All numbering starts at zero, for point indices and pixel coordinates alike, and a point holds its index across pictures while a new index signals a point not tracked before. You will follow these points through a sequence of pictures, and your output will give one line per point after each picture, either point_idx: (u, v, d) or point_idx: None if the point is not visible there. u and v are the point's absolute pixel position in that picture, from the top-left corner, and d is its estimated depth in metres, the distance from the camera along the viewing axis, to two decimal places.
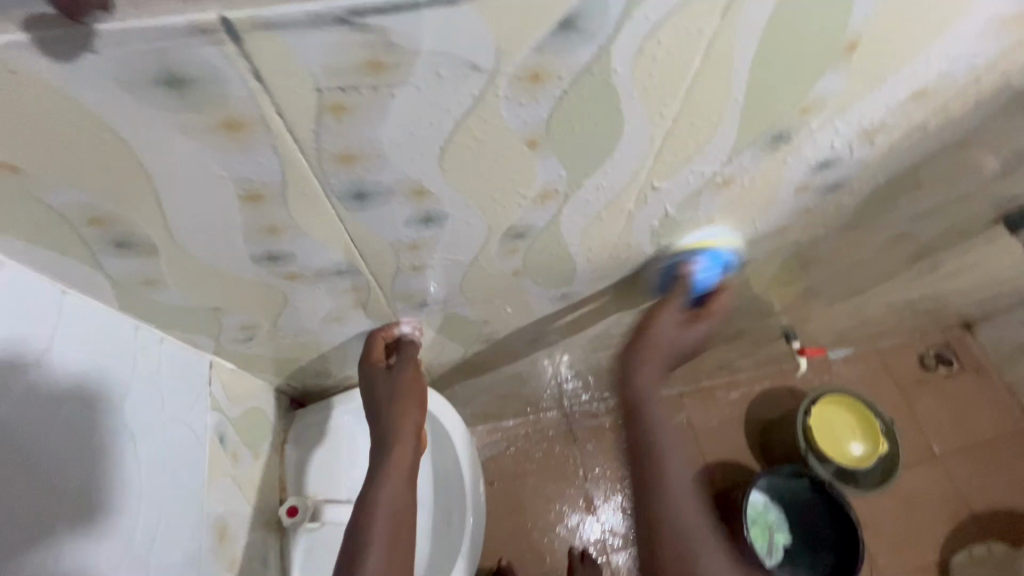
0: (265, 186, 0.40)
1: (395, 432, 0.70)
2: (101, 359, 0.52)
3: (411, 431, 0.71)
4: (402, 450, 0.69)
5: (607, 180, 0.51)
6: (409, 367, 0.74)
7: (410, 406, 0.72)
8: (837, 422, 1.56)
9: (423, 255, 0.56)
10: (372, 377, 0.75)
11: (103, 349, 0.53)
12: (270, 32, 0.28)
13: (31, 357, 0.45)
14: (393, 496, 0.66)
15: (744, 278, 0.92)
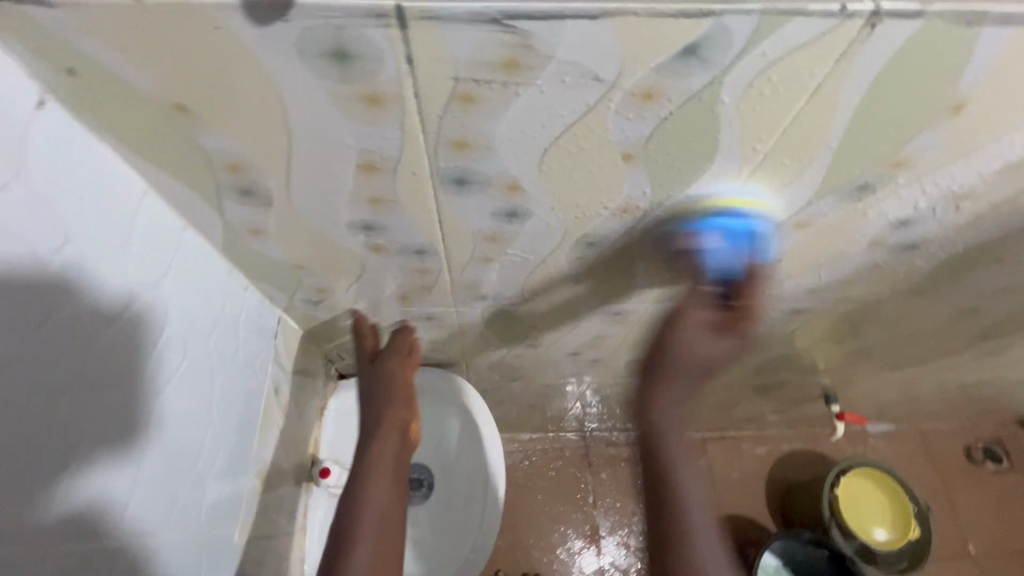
0: (381, 159, 0.44)
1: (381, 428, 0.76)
2: (203, 290, 0.58)
3: (395, 430, 0.76)
4: (386, 447, 0.74)
5: (687, 204, 0.53)
6: (393, 362, 0.78)
7: (394, 405, 0.77)
8: (863, 498, 1.49)
9: (497, 248, 0.60)
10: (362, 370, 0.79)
11: (206, 282, 0.58)
12: (432, 23, 0.32)
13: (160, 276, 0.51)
14: (381, 497, 0.71)
15: (796, 327, 0.92)
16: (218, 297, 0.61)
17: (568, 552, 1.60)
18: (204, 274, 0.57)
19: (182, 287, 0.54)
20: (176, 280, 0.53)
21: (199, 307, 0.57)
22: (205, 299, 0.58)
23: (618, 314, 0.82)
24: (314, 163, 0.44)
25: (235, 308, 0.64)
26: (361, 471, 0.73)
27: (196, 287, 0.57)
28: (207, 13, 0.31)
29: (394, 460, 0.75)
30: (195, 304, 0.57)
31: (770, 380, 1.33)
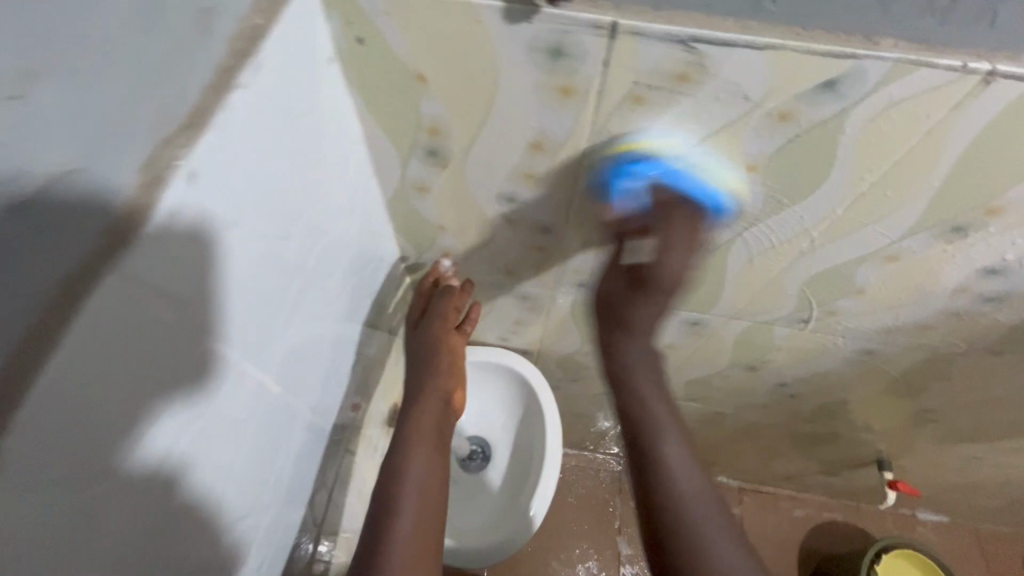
0: (551, 140, 0.55)
1: (422, 394, 0.85)
2: (298, 163, 0.48)
3: (436, 395, 0.85)
4: (427, 412, 0.83)
5: (791, 220, 0.61)
6: (436, 322, 0.86)
7: (436, 373, 0.87)
8: None
9: (613, 237, 0.69)
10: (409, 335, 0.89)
11: (307, 156, 0.49)
12: (635, 36, 0.43)
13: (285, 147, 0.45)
14: (419, 465, 0.76)
15: (863, 370, 0.95)
16: (365, 246, 0.70)
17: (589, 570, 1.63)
18: (364, 221, 0.67)
19: (347, 232, 0.63)
20: (347, 225, 0.62)
21: (351, 253, 0.66)
22: (358, 246, 0.67)
23: (696, 325, 0.90)
24: (496, 135, 0.56)
25: (376, 254, 0.76)
26: (402, 439, 0.79)
27: (354, 234, 0.65)
28: (475, 10, 0.43)
29: (435, 426, 0.82)
30: (350, 250, 0.65)
31: (823, 430, 1.35)
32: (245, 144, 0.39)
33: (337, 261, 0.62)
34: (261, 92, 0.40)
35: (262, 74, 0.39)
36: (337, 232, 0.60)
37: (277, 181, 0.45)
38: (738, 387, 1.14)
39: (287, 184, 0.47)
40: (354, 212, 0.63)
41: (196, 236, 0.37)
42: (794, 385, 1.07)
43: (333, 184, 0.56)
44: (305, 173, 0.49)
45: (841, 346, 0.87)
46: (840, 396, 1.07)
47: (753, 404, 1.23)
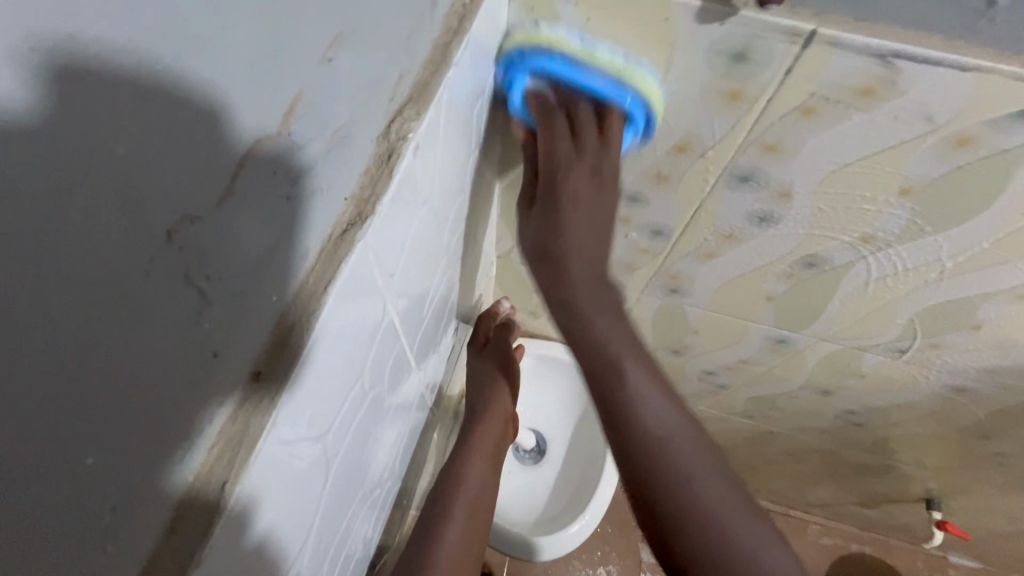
0: (697, 145, 0.54)
1: (486, 407, 0.83)
2: (436, 215, 0.49)
3: (498, 416, 0.84)
4: (489, 430, 0.82)
5: (925, 249, 0.59)
6: (500, 351, 0.85)
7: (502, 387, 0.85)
8: None
9: (726, 247, 0.68)
10: (472, 357, 0.87)
11: (443, 207, 0.51)
12: (831, 47, 0.41)
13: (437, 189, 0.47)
14: (476, 474, 0.78)
15: (947, 406, 0.93)
16: (468, 258, 0.70)
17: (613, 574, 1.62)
18: (474, 234, 0.68)
19: (460, 248, 0.63)
20: (461, 244, 0.63)
21: (459, 267, 0.67)
22: (463, 262, 0.68)
23: (781, 343, 0.88)
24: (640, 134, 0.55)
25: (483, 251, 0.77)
26: (462, 447, 0.80)
27: (466, 248, 0.66)
28: (666, 6, 0.42)
29: (494, 446, 0.82)
30: (456, 267, 0.65)
31: (877, 462, 1.32)
32: (431, 157, 0.42)
33: (447, 280, 0.62)
34: (450, 106, 0.42)
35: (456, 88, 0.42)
36: (452, 251, 0.60)
37: (430, 203, 0.46)
38: (802, 409, 1.12)
39: (433, 208, 0.48)
40: (473, 222, 0.65)
41: (388, 241, 0.40)
42: (865, 413, 1.05)
43: (460, 205, 0.56)
44: (444, 199, 0.50)
45: (933, 379, 0.85)
46: (909, 428, 1.05)
47: (813, 428, 1.21)
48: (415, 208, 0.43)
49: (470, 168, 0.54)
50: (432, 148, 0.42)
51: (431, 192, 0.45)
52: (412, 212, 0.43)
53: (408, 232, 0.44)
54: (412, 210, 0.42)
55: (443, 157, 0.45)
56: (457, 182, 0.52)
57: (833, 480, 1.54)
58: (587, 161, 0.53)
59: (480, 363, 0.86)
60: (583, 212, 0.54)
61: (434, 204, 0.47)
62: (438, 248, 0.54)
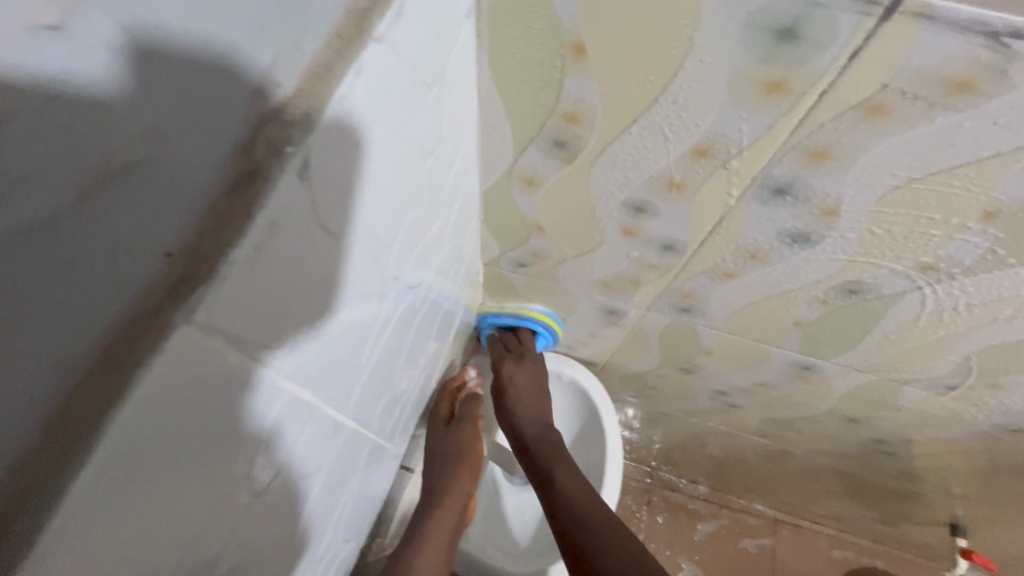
0: (721, 148, 0.42)
1: (445, 490, 0.81)
2: (382, 278, 0.45)
3: (459, 500, 0.82)
4: (445, 518, 0.79)
5: (1005, 283, 0.46)
6: (467, 429, 0.84)
7: (464, 471, 0.82)
8: None
9: (749, 266, 0.57)
10: (437, 433, 0.84)
11: (390, 274, 0.47)
12: (920, 23, 0.29)
13: (380, 245, 0.42)
14: (431, 560, 0.75)
15: (994, 443, 0.81)
16: (425, 336, 0.66)
17: None
18: (427, 315, 0.63)
19: (405, 343, 0.59)
20: (405, 338, 0.58)
21: (411, 354, 0.63)
22: (415, 350, 0.64)
23: (805, 369, 0.77)
24: (649, 132, 0.43)
25: (459, 270, 0.68)
26: (418, 531, 0.77)
27: (419, 330, 0.62)
28: None
29: (450, 531, 0.79)
30: (406, 357, 0.61)
31: (901, 486, 1.21)
32: (337, 166, 0.31)
33: (391, 376, 0.58)
34: (363, 95, 0.31)
35: (371, 72, 0.31)
36: (394, 353, 0.56)
37: (342, 311, 0.39)
38: (824, 432, 1.01)
39: (345, 311, 0.40)
40: (427, 299, 0.61)
41: (289, 285, 0.31)
42: (894, 442, 0.94)
43: (391, 294, 0.49)
44: (366, 324, 0.45)
45: (982, 417, 0.74)
46: (946, 457, 0.94)
47: (834, 451, 1.11)
48: (316, 338, 0.37)
49: (404, 259, 0.49)
50: (336, 156, 0.31)
51: (346, 214, 0.35)
52: (319, 257, 0.33)
53: (315, 365, 0.38)
54: (310, 264, 0.33)
55: (362, 164, 0.34)
56: (394, 202, 0.42)
57: (851, 497, 1.43)
58: (525, 366, 0.89)
59: (444, 441, 0.83)
60: (525, 382, 0.88)
61: (351, 340, 0.43)
62: (365, 374, 0.50)
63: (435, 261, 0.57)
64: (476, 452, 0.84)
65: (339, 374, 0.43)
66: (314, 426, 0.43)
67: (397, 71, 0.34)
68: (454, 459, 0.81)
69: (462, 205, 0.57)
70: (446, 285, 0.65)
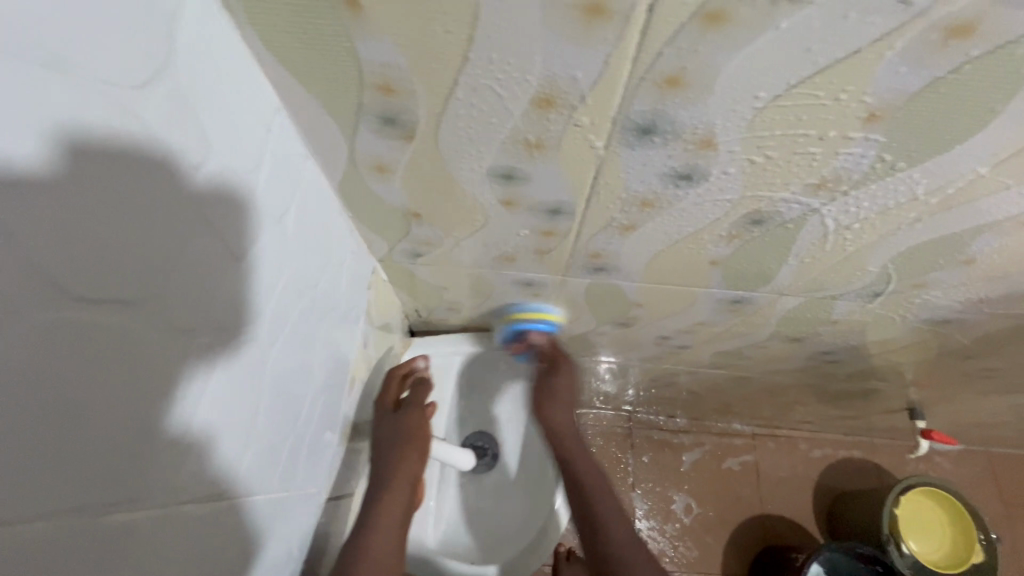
0: (565, 97, 0.36)
1: (392, 477, 0.76)
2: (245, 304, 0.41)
3: (407, 481, 0.77)
4: (395, 499, 0.75)
5: (905, 186, 0.43)
6: (414, 416, 0.80)
7: (410, 455, 0.78)
8: (921, 515, 1.47)
9: (645, 216, 0.51)
10: (383, 423, 0.80)
11: (256, 297, 0.42)
12: None
13: (217, 270, 0.37)
14: (384, 542, 0.71)
15: (929, 336, 0.81)
16: (321, 346, 0.58)
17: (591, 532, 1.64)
18: (312, 320, 0.54)
19: (291, 353, 0.51)
20: (288, 349, 0.50)
21: (305, 367, 0.54)
22: (310, 358, 0.55)
23: (736, 304, 0.74)
24: (482, 93, 0.37)
25: (354, 264, 0.63)
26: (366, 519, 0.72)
27: (307, 336, 0.54)
28: None
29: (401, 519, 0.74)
30: (299, 372, 0.53)
31: (858, 386, 1.24)
32: (27, 213, 0.22)
33: (280, 397, 0.49)
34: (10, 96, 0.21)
35: (15, 53, 0.21)
36: (275, 366, 0.47)
37: (139, 355, 0.30)
38: (774, 355, 1.00)
39: (144, 355, 0.31)
40: (304, 304, 0.52)
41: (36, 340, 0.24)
42: (840, 351, 0.94)
43: (233, 316, 0.39)
44: (195, 361, 0.36)
45: (911, 317, 0.72)
46: (891, 355, 0.94)
47: (788, 368, 1.10)
48: (97, 398, 0.28)
49: (237, 268, 0.39)
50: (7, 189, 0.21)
51: (90, 261, 0.26)
52: (59, 317, 0.25)
53: (122, 431, 0.30)
54: (41, 322, 0.24)
55: (81, 193, 0.24)
56: (188, 218, 0.33)
57: (816, 403, 1.47)
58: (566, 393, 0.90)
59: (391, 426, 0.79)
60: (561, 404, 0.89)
61: (174, 383, 0.34)
62: (237, 403, 0.42)
63: (293, 257, 0.47)
64: (423, 437, 0.79)
65: (179, 418, 0.35)
66: (153, 489, 0.34)
67: (80, 41, 0.23)
68: (399, 444, 0.77)
69: (308, 194, 0.48)
70: (331, 289, 0.57)
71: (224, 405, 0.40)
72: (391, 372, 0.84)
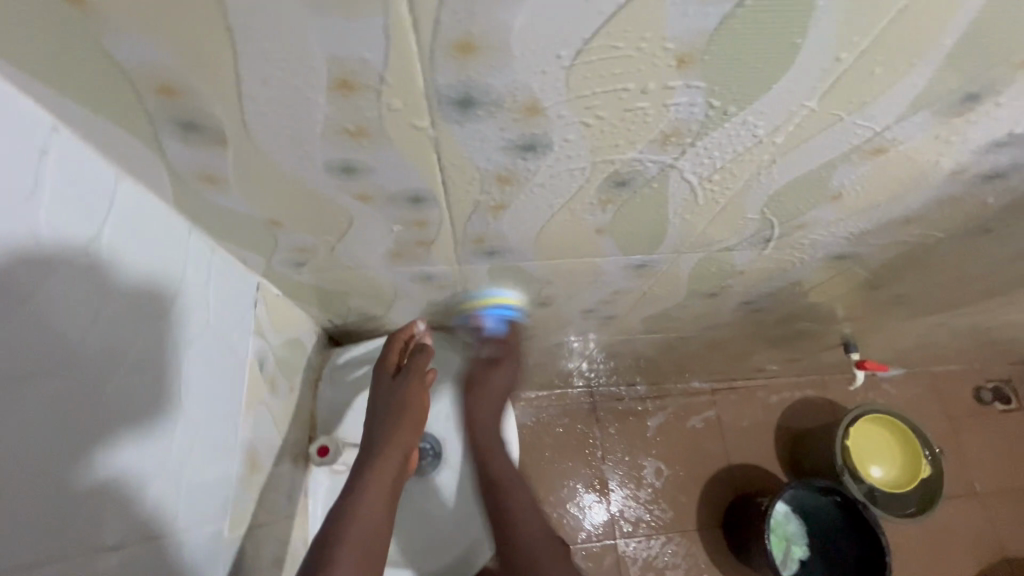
0: (365, 79, 0.34)
1: (387, 445, 0.72)
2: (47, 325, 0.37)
3: (400, 452, 0.73)
4: (388, 464, 0.71)
5: (747, 128, 0.42)
6: (414, 380, 0.78)
7: (406, 424, 0.75)
8: (869, 441, 1.54)
9: (509, 192, 0.49)
10: (382, 386, 0.80)
11: (70, 317, 0.39)
12: None
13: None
14: (370, 511, 0.65)
15: (834, 273, 0.83)
16: (219, 374, 0.58)
17: (576, 510, 1.62)
18: (198, 348, 0.54)
19: (176, 384, 0.51)
20: (168, 380, 0.50)
21: (200, 395, 0.55)
22: (206, 387, 0.56)
23: (642, 268, 0.73)
24: (276, 86, 0.34)
25: (231, 272, 0.60)
26: (354, 484, 0.68)
27: (197, 365, 0.54)
28: None
29: (392, 487, 0.70)
30: (193, 400, 0.53)
31: (791, 330, 1.28)
32: None
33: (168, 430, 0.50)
34: None
35: None
36: (153, 399, 0.48)
37: None
38: (701, 312, 1.01)
39: None
40: (182, 336, 0.52)
41: None
42: (760, 299, 0.95)
43: (38, 355, 0.37)
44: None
45: (809, 257, 0.74)
46: (807, 297, 0.97)
47: (719, 323, 1.12)
48: None
49: (64, 314, 0.39)
50: None
51: None
52: None
53: None
54: None
55: None
56: None
57: (759, 351, 1.50)
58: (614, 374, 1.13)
59: (389, 391, 0.78)
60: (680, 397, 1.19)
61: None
62: (101, 442, 0.42)
63: (122, 272, 0.44)
64: (421, 405, 0.77)
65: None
66: None
67: None
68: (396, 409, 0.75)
69: (153, 228, 0.47)
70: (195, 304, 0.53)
71: (64, 441, 0.39)
72: (395, 334, 0.85)
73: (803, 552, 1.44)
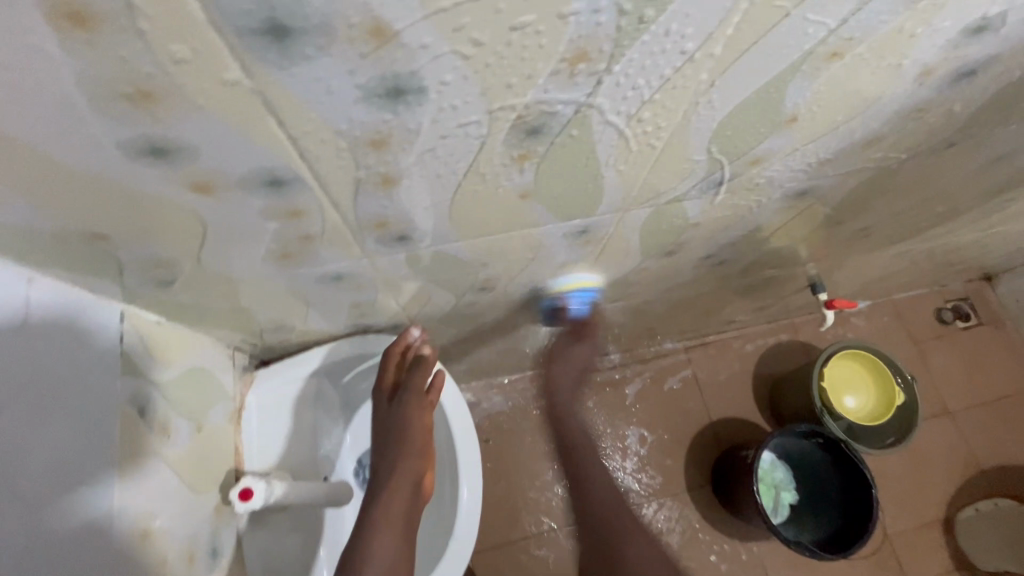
0: (105, 13, 0.23)
1: (392, 479, 0.70)
2: None
3: (406, 483, 0.70)
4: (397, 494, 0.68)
5: (673, 38, 0.33)
6: (414, 402, 0.75)
7: (409, 452, 0.72)
8: (842, 376, 1.53)
9: (393, 159, 0.39)
10: (382, 411, 0.76)
11: None
12: None
13: None
14: (384, 550, 0.63)
15: (795, 213, 0.76)
16: (74, 429, 0.47)
17: (565, 486, 1.52)
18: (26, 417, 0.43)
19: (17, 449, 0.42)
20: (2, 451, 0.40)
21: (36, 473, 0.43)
22: (46, 462, 0.44)
23: (586, 233, 0.64)
24: None
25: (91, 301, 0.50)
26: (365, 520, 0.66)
27: (35, 435, 0.43)
28: None
29: (404, 517, 0.67)
30: (36, 474, 0.43)
31: (757, 279, 1.23)
32: None
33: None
34: None
35: None
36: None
37: None
38: (661, 273, 0.93)
39: None
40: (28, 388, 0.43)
41: None
42: (721, 250, 0.88)
43: None
44: None
45: (767, 198, 0.66)
46: (770, 242, 0.90)
47: (682, 282, 1.05)
48: None
49: None
50: None
51: None
52: None
53: None
54: None
55: None
56: None
57: (727, 305, 1.46)
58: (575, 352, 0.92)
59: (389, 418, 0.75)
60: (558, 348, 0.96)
61: None
62: None
63: None
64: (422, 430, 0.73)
65: None
66: None
67: None
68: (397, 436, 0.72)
69: None
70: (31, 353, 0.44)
71: None
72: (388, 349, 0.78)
73: (792, 496, 1.41)
